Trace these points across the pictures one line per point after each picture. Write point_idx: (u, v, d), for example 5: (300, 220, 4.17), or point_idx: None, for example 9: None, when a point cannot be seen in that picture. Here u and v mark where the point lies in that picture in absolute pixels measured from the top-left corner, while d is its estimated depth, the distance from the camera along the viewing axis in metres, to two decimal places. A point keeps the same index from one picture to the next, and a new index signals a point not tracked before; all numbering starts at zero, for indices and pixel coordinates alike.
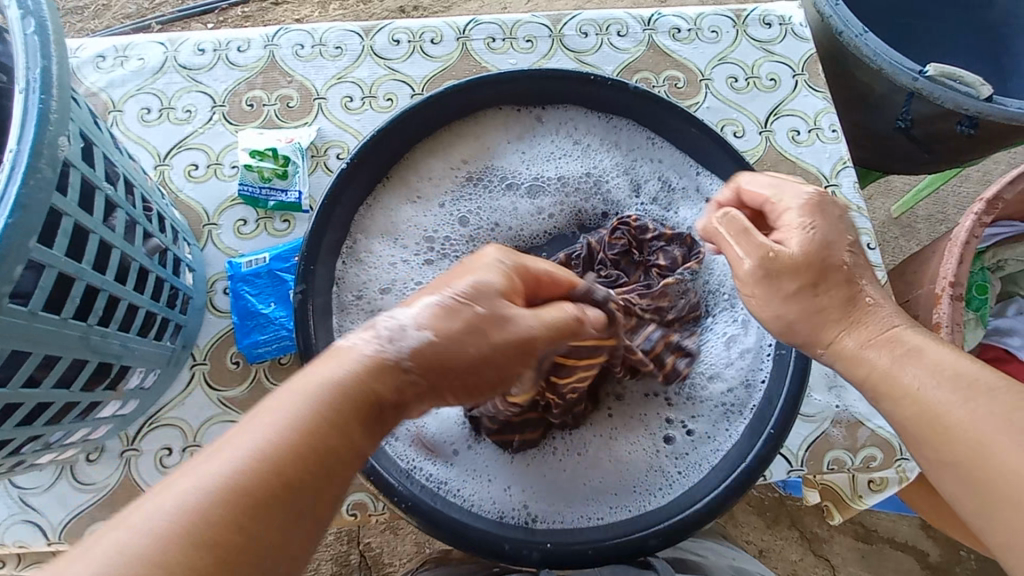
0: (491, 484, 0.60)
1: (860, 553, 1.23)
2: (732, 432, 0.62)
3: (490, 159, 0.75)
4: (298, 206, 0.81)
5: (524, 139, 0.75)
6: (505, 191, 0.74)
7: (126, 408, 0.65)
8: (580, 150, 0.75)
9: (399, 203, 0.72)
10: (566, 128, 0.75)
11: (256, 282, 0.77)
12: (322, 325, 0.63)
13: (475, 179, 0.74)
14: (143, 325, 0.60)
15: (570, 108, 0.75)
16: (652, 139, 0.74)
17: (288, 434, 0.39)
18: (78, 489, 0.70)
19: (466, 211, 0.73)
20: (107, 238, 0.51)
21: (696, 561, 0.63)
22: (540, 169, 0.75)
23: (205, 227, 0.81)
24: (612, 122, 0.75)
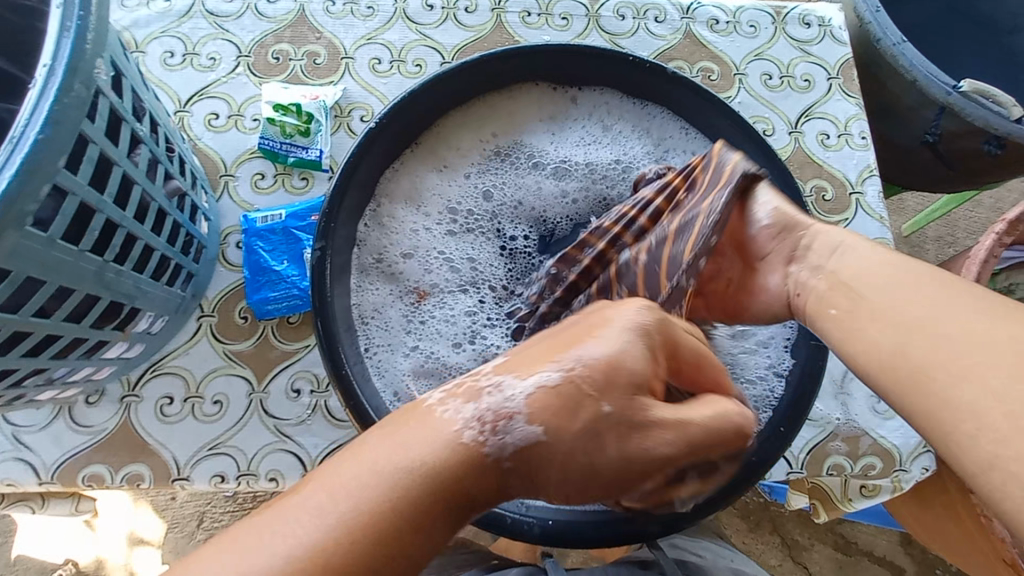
0: None
1: (837, 563, 1.24)
2: None
3: (520, 136, 0.74)
4: (319, 164, 0.80)
5: (556, 119, 0.75)
6: (530, 169, 0.74)
7: (131, 352, 0.64)
8: (609, 135, 0.75)
9: (425, 170, 0.71)
10: (599, 112, 0.75)
11: (271, 238, 0.76)
12: (339, 283, 0.62)
13: (504, 157, 0.74)
14: (157, 267, 0.59)
15: (606, 92, 0.74)
16: (686, 129, 0.73)
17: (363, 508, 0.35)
18: (75, 430, 0.70)
19: (491, 185, 0.73)
20: (130, 172, 0.50)
21: (695, 562, 0.63)
22: (568, 153, 0.75)
23: (222, 177, 0.79)
24: (647, 109, 0.74)
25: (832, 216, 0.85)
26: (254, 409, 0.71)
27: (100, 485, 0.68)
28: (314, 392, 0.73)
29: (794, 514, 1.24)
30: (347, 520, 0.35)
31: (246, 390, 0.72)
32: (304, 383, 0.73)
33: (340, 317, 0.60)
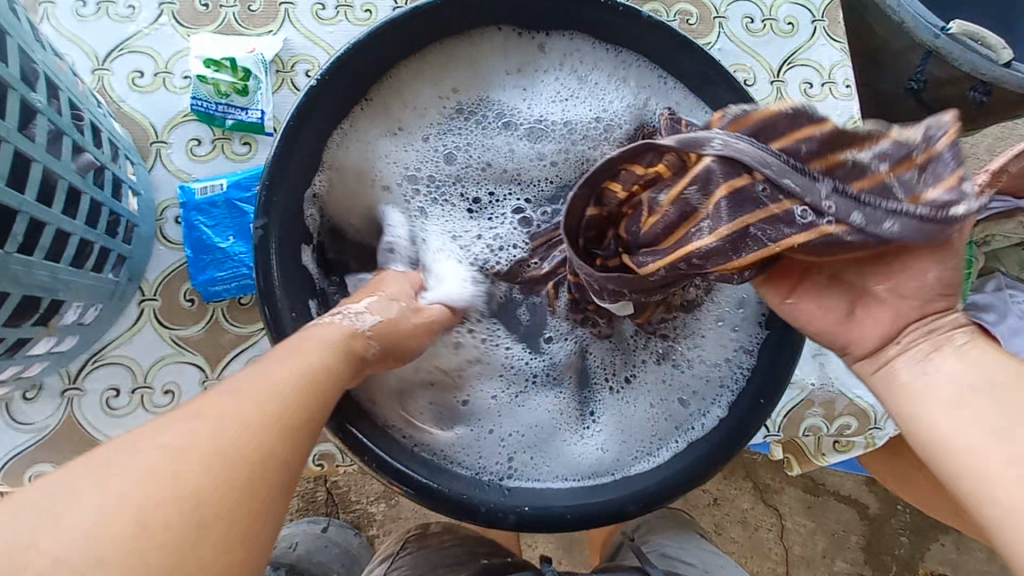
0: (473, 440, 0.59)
1: (806, 504, 1.27)
2: (719, 402, 0.58)
3: (485, 92, 0.69)
4: (261, 127, 0.72)
5: (524, 72, 0.68)
6: (500, 129, 0.69)
7: (63, 346, 0.58)
8: (585, 88, 0.69)
9: (381, 134, 0.65)
10: (569, 62, 0.68)
11: (212, 212, 0.69)
12: (286, 263, 0.57)
13: (469, 118, 0.69)
14: (77, 253, 0.52)
15: (577, 37, 0.66)
16: (664, 79, 0.66)
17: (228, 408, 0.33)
18: (15, 429, 0.64)
19: (455, 147, 0.68)
20: (24, 148, 0.43)
21: (683, 571, 0.64)
22: (537, 110, 0.69)
23: (153, 144, 0.71)
24: (622, 57, 0.67)
25: None
26: None
27: None
28: None
29: (766, 460, 1.25)
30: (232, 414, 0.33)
31: (199, 377, 0.68)
32: None
33: (289, 298, 0.56)
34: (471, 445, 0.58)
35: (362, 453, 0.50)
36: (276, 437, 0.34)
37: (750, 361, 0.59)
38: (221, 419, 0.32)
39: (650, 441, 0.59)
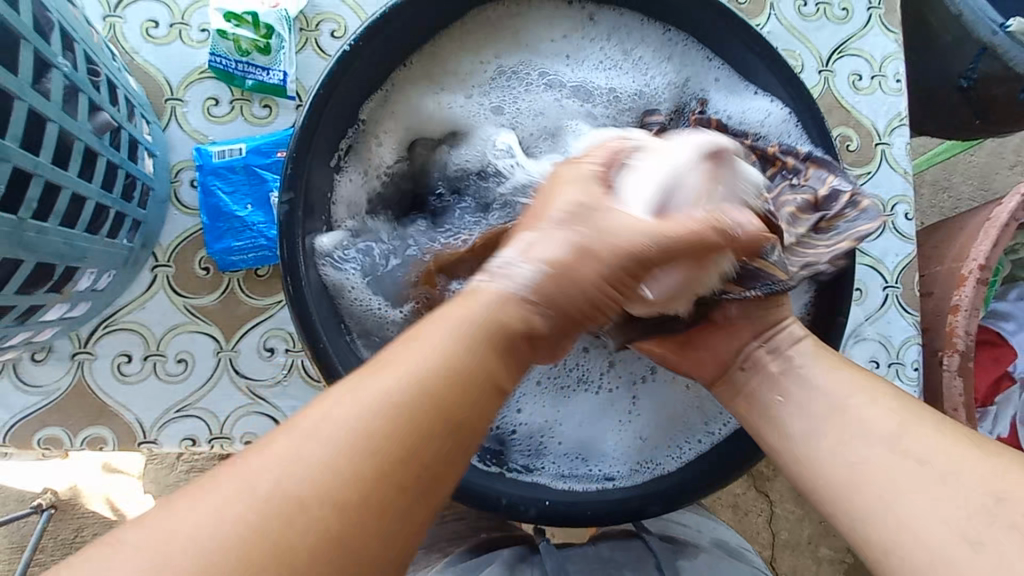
0: None
1: (797, 492, 1.19)
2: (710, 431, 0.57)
3: (530, 57, 0.63)
4: (283, 90, 0.68)
5: (570, 41, 0.64)
6: (544, 89, 0.63)
7: (74, 312, 0.56)
8: (629, 65, 0.64)
9: (423, 97, 0.61)
10: (617, 35, 0.64)
11: (230, 177, 0.66)
12: (311, 239, 0.55)
13: (509, 90, 0.63)
14: (92, 219, 0.50)
15: (626, 12, 0.63)
16: (710, 60, 0.63)
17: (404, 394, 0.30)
18: (24, 390, 0.63)
19: (502, 100, 0.63)
20: (38, 107, 0.39)
21: (683, 536, 0.63)
22: (584, 78, 0.64)
23: (167, 101, 0.67)
24: (670, 34, 0.63)
25: (854, 168, 0.78)
26: (223, 368, 0.66)
27: (58, 448, 0.63)
28: (288, 350, 0.67)
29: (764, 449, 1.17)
30: (326, 457, 0.28)
31: (213, 348, 0.66)
32: (277, 343, 0.67)
33: (311, 273, 0.54)
34: None
35: None
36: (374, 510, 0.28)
37: None
38: (364, 411, 0.29)
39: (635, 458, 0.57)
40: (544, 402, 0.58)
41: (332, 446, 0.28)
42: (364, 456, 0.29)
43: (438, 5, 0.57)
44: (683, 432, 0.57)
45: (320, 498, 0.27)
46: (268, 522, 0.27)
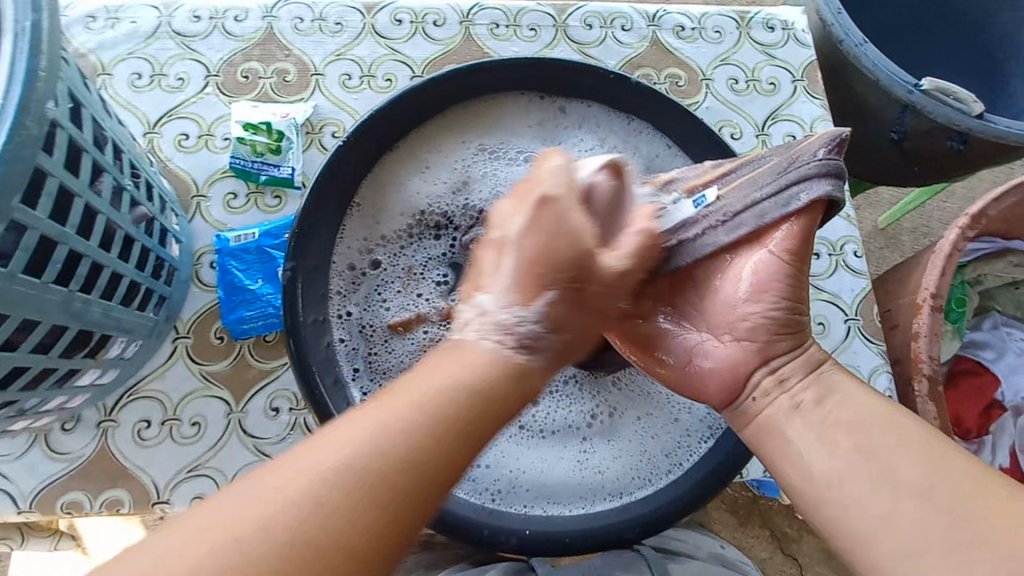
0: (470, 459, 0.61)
1: (827, 555, 1.16)
2: (689, 451, 0.61)
3: (507, 139, 0.75)
4: (291, 181, 0.80)
5: (545, 128, 0.75)
6: (522, 164, 0.74)
7: (104, 378, 0.64)
8: (604, 148, 0.75)
9: (409, 175, 0.72)
10: (588, 124, 0.75)
11: (244, 257, 0.76)
12: (312, 300, 0.63)
13: (481, 161, 0.74)
14: (126, 293, 0.59)
15: (594, 105, 0.75)
16: (669, 147, 0.73)
17: (373, 459, 0.36)
18: (52, 458, 0.69)
19: (471, 177, 0.73)
20: (93, 202, 0.50)
21: (679, 550, 0.65)
22: (556, 152, 0.75)
23: (194, 198, 0.79)
24: (633, 124, 0.75)
25: None
26: (232, 428, 0.72)
27: (80, 512, 0.68)
28: (293, 409, 0.73)
29: (782, 507, 1.14)
30: (303, 505, 0.34)
31: (224, 410, 0.72)
32: (282, 402, 0.73)
33: (315, 337, 0.63)
34: None
35: None
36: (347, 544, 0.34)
37: None
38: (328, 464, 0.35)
39: (622, 480, 0.60)
40: (536, 446, 0.62)
41: (306, 489, 0.34)
42: (376, 459, 0.36)
43: (418, 101, 0.69)
44: (659, 457, 0.61)
45: (367, 479, 0.35)
46: (314, 508, 0.34)
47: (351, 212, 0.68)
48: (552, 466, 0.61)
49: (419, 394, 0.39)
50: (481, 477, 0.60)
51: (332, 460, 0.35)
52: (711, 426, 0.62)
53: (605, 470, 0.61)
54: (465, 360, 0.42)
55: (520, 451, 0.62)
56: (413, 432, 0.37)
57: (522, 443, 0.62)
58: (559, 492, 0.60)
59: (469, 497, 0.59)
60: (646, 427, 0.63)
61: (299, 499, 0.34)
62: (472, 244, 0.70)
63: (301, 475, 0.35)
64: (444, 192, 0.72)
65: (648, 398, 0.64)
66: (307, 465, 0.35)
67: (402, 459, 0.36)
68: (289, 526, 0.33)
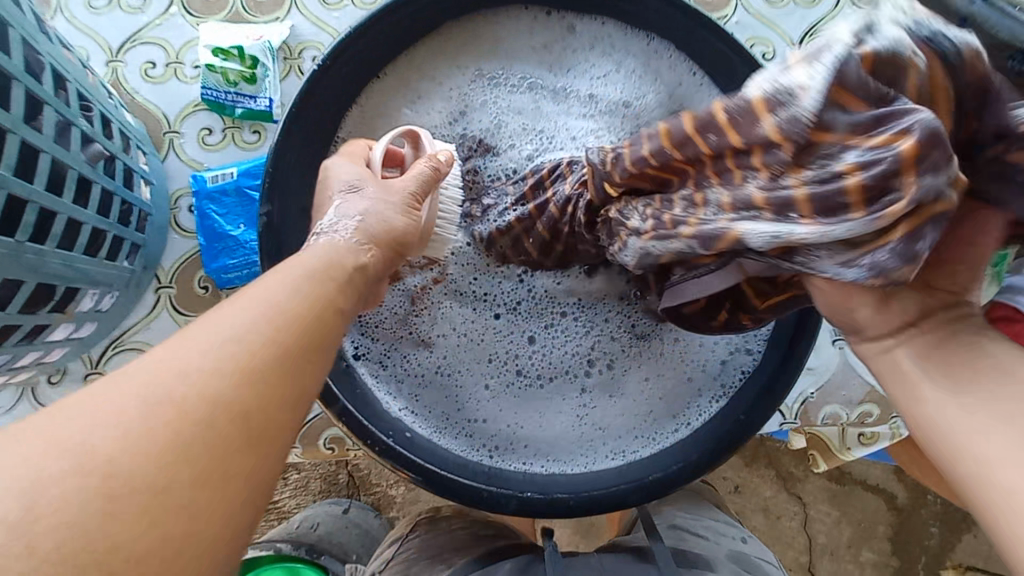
0: (461, 415, 0.58)
1: (832, 493, 1.06)
2: (700, 410, 0.58)
3: (509, 62, 0.66)
4: (269, 115, 0.73)
5: (553, 49, 0.66)
6: (525, 91, 0.66)
7: (81, 332, 0.60)
8: (620, 75, 0.66)
9: (398, 104, 0.64)
10: (602, 46, 0.65)
11: (224, 200, 0.70)
12: (292, 253, 0.57)
13: (480, 90, 0.66)
14: (89, 242, 0.54)
15: (609, 22, 0.64)
16: (694, 72, 0.63)
17: (209, 377, 0.27)
18: (41, 412, 0.67)
19: (468, 108, 0.65)
20: (31, 140, 0.43)
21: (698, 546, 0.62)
22: (566, 81, 0.66)
23: (165, 135, 0.73)
24: (654, 44, 0.64)
25: None
26: None
27: None
28: None
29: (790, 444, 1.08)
30: (128, 443, 0.24)
31: None
32: None
33: None
34: (450, 429, 0.58)
35: (368, 439, 0.51)
36: (194, 471, 0.25)
37: (749, 363, 0.58)
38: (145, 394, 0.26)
39: (624, 439, 0.58)
40: (536, 401, 0.59)
41: (119, 427, 0.25)
42: (229, 353, 0.28)
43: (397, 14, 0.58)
44: (663, 417, 0.58)
45: (190, 407, 0.26)
46: (137, 442, 0.25)
47: (334, 146, 0.61)
48: (550, 424, 0.58)
49: (275, 287, 0.33)
50: (477, 435, 0.58)
51: (157, 378, 0.27)
52: (725, 387, 0.58)
53: (607, 427, 0.58)
54: (310, 263, 0.36)
55: (518, 407, 0.59)
56: (270, 318, 0.31)
57: (517, 398, 0.59)
58: (558, 450, 0.58)
59: (467, 454, 0.57)
60: (654, 382, 0.59)
61: (122, 427, 0.25)
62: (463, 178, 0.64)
63: (112, 408, 0.25)
64: (438, 124, 0.65)
65: (656, 354, 0.59)
66: (115, 396, 0.25)
67: (215, 376, 0.27)
68: (87, 504, 0.23)
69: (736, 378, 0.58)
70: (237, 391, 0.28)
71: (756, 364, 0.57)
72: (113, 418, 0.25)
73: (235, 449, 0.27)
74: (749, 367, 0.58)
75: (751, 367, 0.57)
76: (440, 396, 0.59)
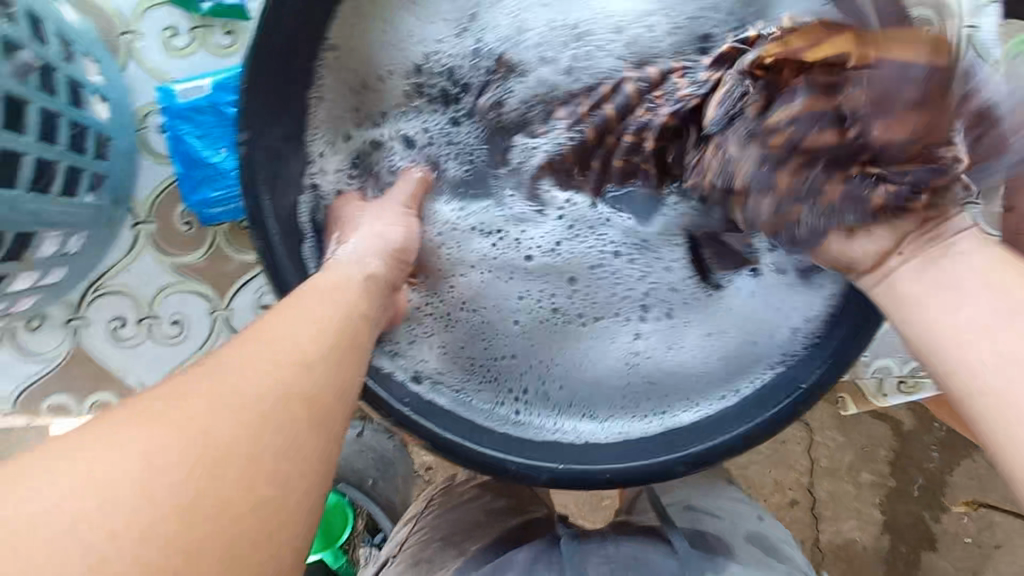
0: (485, 381, 0.51)
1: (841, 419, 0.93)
2: (753, 380, 0.50)
3: None
4: (245, 12, 0.60)
5: None
6: None
7: (50, 278, 0.53)
8: None
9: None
10: None
11: (199, 120, 0.59)
12: (282, 190, 0.47)
13: None
14: (35, 178, 0.45)
15: None
16: None
17: (235, 389, 0.30)
18: (24, 359, 0.62)
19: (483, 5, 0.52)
20: None
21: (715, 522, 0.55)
22: None
23: (121, 36, 0.60)
24: None
25: None
26: (218, 329, 0.63)
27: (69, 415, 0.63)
28: None
29: None
30: (148, 463, 0.26)
31: (206, 309, 0.62)
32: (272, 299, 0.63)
33: (288, 227, 0.47)
34: (473, 395, 0.51)
35: (384, 409, 0.47)
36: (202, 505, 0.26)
37: (818, 328, 0.50)
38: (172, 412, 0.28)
39: (666, 407, 0.51)
40: (567, 365, 0.52)
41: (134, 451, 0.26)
42: (245, 379, 0.30)
43: None
44: (711, 383, 0.51)
45: (205, 436, 0.28)
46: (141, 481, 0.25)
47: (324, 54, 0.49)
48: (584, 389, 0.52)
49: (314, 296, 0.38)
50: (503, 401, 0.51)
51: (182, 401, 0.29)
52: (787, 353, 0.50)
53: (646, 393, 0.52)
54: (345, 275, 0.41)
55: (547, 370, 0.53)
56: (280, 358, 0.32)
57: (546, 362, 0.52)
58: (593, 418, 0.51)
59: (493, 421, 0.50)
60: (698, 348, 0.52)
61: (150, 448, 0.27)
62: (487, 101, 0.53)
63: (147, 420, 0.27)
64: (443, 31, 0.53)
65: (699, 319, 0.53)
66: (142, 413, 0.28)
67: (244, 386, 0.30)
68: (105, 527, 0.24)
69: (798, 344, 0.50)
70: (235, 416, 0.29)
71: (825, 331, 0.49)
72: (133, 442, 0.26)
73: (246, 477, 0.28)
74: (816, 335, 0.50)
75: (821, 333, 0.49)
76: (459, 359, 0.52)
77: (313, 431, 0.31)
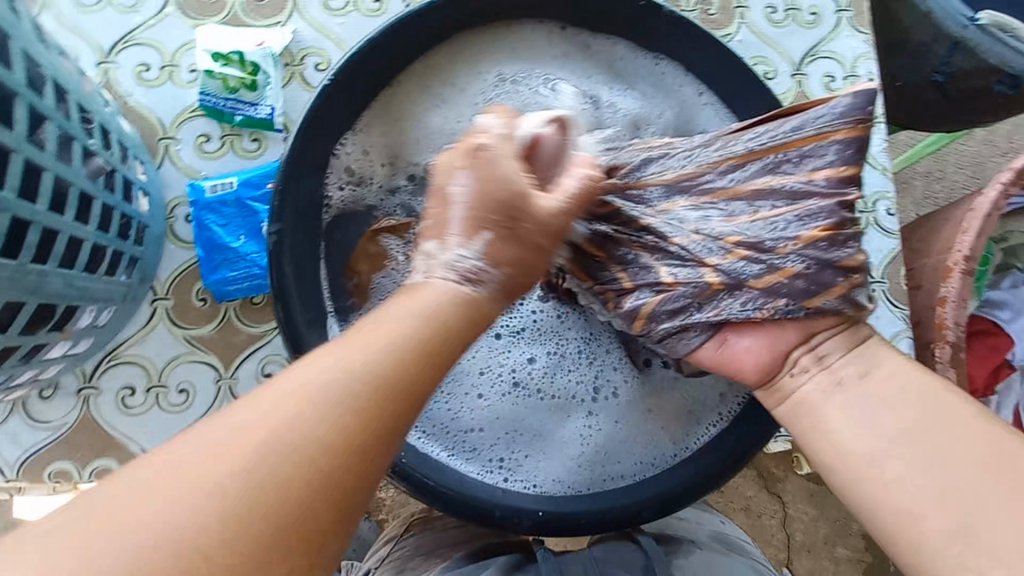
0: (476, 432, 0.57)
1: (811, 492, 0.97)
2: (699, 435, 0.58)
3: (534, 64, 0.63)
4: (271, 123, 0.71)
5: (582, 56, 0.64)
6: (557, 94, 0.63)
7: (78, 347, 0.58)
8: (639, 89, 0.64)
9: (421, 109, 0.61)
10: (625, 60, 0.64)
11: (223, 211, 0.68)
12: (303, 271, 0.55)
13: (506, 94, 0.63)
14: (89, 259, 0.52)
15: (624, 42, 0.63)
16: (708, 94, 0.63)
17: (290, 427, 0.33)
18: (33, 427, 0.65)
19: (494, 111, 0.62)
20: (35, 158, 0.42)
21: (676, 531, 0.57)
22: (598, 85, 0.63)
23: (160, 141, 0.70)
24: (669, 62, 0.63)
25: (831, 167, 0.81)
26: (223, 396, 0.68)
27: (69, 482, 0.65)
28: None
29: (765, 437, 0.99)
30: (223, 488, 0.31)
31: (213, 377, 0.68)
32: (275, 368, 0.69)
33: (304, 297, 0.55)
34: (463, 448, 0.57)
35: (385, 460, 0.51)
36: (271, 525, 0.31)
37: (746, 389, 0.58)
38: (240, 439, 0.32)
39: (628, 459, 0.58)
40: (546, 419, 0.58)
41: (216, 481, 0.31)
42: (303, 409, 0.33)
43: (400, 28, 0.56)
44: (667, 438, 0.58)
45: (272, 462, 0.32)
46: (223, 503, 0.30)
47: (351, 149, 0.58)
48: (551, 445, 0.58)
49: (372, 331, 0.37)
50: (489, 453, 0.57)
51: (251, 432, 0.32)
52: (722, 413, 0.58)
53: (612, 446, 0.58)
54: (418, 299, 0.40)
55: (529, 425, 0.58)
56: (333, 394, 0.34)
57: (529, 416, 0.58)
58: (567, 469, 0.57)
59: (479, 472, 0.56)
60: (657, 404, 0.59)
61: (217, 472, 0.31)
62: None
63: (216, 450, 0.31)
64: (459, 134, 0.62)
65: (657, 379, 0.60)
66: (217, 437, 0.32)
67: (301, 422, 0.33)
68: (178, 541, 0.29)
69: (731, 406, 0.58)
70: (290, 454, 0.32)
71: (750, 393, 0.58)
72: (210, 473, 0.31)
73: (304, 500, 0.32)
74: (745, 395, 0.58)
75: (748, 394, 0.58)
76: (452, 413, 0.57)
77: (359, 466, 0.33)
